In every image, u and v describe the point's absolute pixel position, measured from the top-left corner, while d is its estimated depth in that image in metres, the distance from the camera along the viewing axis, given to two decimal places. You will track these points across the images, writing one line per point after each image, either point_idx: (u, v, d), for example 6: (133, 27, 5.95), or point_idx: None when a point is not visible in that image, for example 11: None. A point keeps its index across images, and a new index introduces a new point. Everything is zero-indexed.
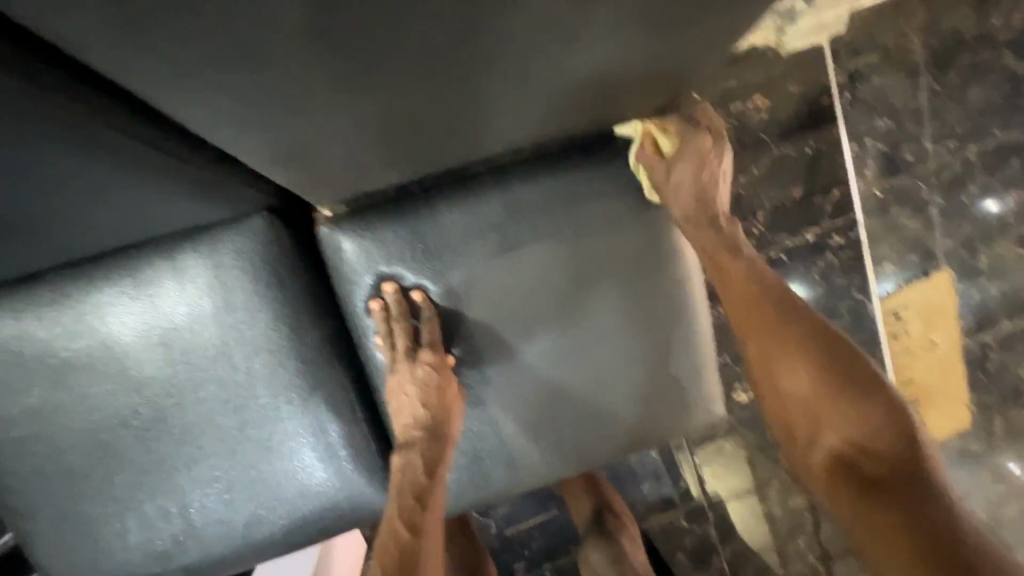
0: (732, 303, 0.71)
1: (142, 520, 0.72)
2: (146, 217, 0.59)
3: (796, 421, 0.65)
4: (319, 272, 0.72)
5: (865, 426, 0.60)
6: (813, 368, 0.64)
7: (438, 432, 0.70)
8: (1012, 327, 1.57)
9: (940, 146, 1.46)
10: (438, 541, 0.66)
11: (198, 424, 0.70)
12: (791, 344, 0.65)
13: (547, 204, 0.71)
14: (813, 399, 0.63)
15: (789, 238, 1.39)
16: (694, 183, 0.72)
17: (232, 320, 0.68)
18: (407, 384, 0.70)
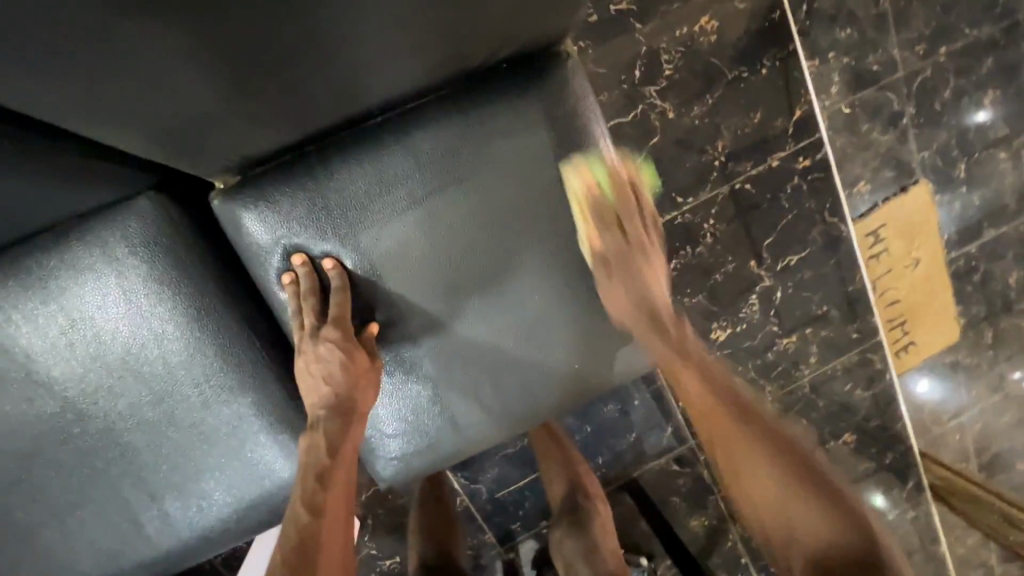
0: (695, 406, 0.74)
1: (86, 525, 0.71)
2: (24, 209, 0.56)
3: (768, 525, 0.66)
4: (220, 248, 0.67)
5: (825, 527, 0.63)
6: (771, 463, 0.68)
7: (344, 411, 0.68)
8: (996, 235, 1.52)
9: (907, 52, 1.38)
10: (344, 518, 0.65)
11: (123, 422, 0.68)
12: (753, 437, 0.70)
13: (453, 150, 0.66)
14: (778, 500, 0.66)
15: (752, 166, 1.34)
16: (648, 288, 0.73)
17: (137, 310, 0.65)
18: (315, 362, 0.66)
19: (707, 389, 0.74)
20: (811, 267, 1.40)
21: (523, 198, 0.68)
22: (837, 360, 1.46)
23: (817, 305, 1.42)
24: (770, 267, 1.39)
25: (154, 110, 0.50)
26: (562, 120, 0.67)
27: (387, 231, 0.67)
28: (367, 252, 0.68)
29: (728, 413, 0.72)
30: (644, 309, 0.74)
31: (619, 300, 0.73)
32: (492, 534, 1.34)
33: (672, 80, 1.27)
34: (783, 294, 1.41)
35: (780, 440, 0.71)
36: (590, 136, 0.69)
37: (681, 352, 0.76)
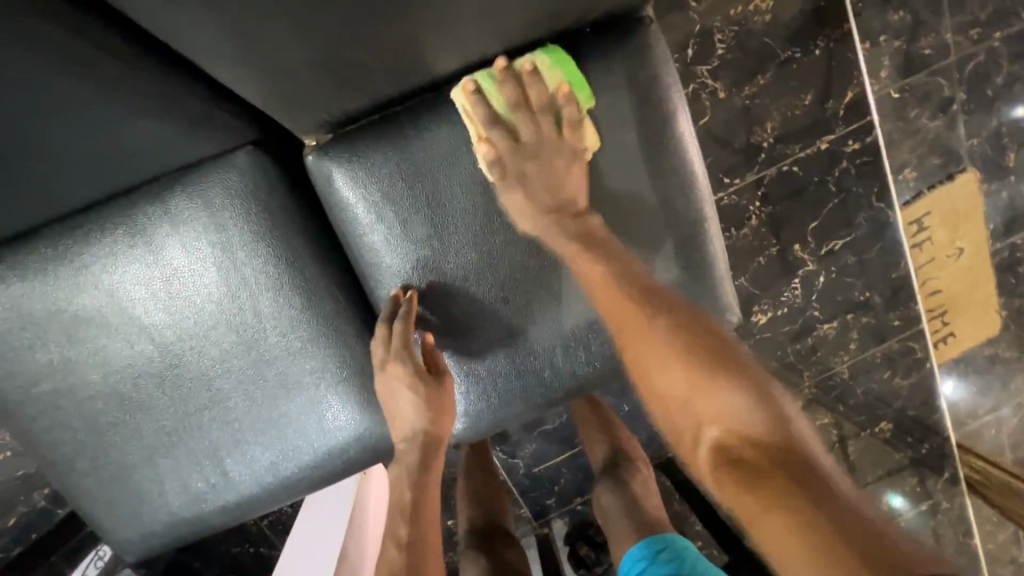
0: (606, 301, 0.67)
1: (176, 466, 0.74)
2: (152, 151, 0.61)
3: (679, 415, 0.62)
4: (310, 202, 0.70)
5: (735, 414, 0.59)
6: (672, 338, 0.63)
7: (420, 440, 0.77)
8: None
9: (962, 37, 1.35)
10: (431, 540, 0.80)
11: (215, 369, 0.71)
12: (664, 337, 0.63)
13: (537, 111, 0.67)
14: (691, 384, 0.61)
15: (801, 148, 1.33)
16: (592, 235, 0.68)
17: (230, 260, 0.68)
18: (391, 396, 0.75)
19: (624, 280, 0.67)
20: (856, 252, 1.40)
21: (599, 165, 0.70)
22: (877, 347, 1.45)
23: (860, 291, 1.42)
24: (814, 252, 1.39)
25: (287, 54, 0.55)
26: (643, 84, 0.69)
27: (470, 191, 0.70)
28: (445, 212, 0.70)
29: (642, 317, 0.65)
30: (548, 205, 0.68)
31: (518, 193, 0.68)
32: (528, 509, 1.37)
33: (724, 59, 1.27)
34: (825, 280, 1.41)
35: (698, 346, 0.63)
36: (668, 101, 0.70)
37: (594, 245, 0.68)
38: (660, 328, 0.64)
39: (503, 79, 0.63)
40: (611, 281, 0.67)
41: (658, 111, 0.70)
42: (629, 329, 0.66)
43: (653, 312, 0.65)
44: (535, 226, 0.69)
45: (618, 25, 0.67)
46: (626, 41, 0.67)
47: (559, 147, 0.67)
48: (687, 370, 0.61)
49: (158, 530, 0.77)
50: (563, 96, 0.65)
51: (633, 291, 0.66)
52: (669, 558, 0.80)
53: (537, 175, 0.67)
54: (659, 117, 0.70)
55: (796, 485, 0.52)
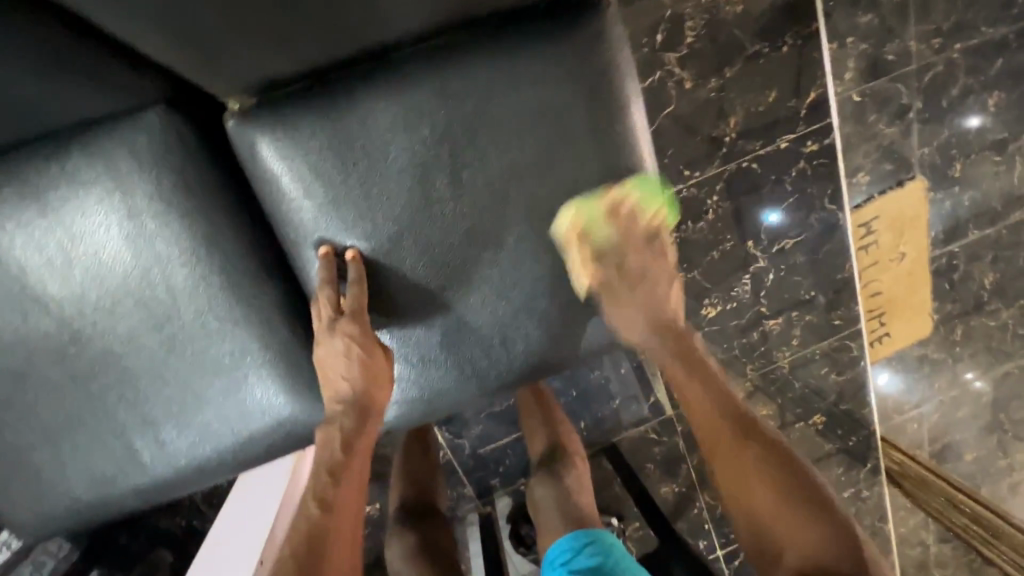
0: (698, 416, 0.72)
1: (79, 446, 0.70)
2: (42, 111, 0.55)
3: (761, 533, 0.64)
4: (228, 171, 0.65)
5: (815, 545, 0.60)
6: (764, 465, 0.66)
7: (356, 406, 0.71)
8: (980, 238, 1.54)
9: (922, 45, 1.36)
10: (353, 514, 0.70)
11: (124, 345, 0.66)
12: (752, 458, 0.67)
13: (481, 94, 0.64)
14: (774, 509, 0.63)
15: (761, 145, 1.33)
16: (654, 301, 0.74)
17: (140, 231, 0.62)
18: (328, 356, 0.69)
19: (718, 402, 0.72)
20: (806, 252, 1.42)
21: (544, 154, 0.67)
22: (817, 345, 1.50)
23: (805, 290, 1.45)
24: (766, 250, 1.41)
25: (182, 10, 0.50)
26: (596, 71, 0.65)
27: (408, 169, 0.65)
28: (614, 217, 0.70)
29: (733, 438, 0.69)
30: (653, 316, 0.74)
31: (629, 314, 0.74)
32: (472, 488, 1.38)
33: (693, 48, 1.25)
34: (774, 278, 1.44)
35: (788, 470, 0.66)
36: (621, 90, 0.67)
37: (698, 371, 0.74)
38: (757, 461, 0.67)
39: (607, 215, 0.70)
40: (704, 398, 0.72)
41: (609, 101, 0.67)
42: (712, 444, 0.70)
43: (742, 437, 0.69)
44: (619, 306, 0.74)
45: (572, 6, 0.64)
46: (579, 24, 0.63)
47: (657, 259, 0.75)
48: (771, 490, 0.65)
49: (60, 513, 0.73)
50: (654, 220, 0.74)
51: (721, 407, 0.71)
52: (595, 552, 0.78)
53: (658, 306, 0.74)
54: (611, 107, 0.67)
55: None
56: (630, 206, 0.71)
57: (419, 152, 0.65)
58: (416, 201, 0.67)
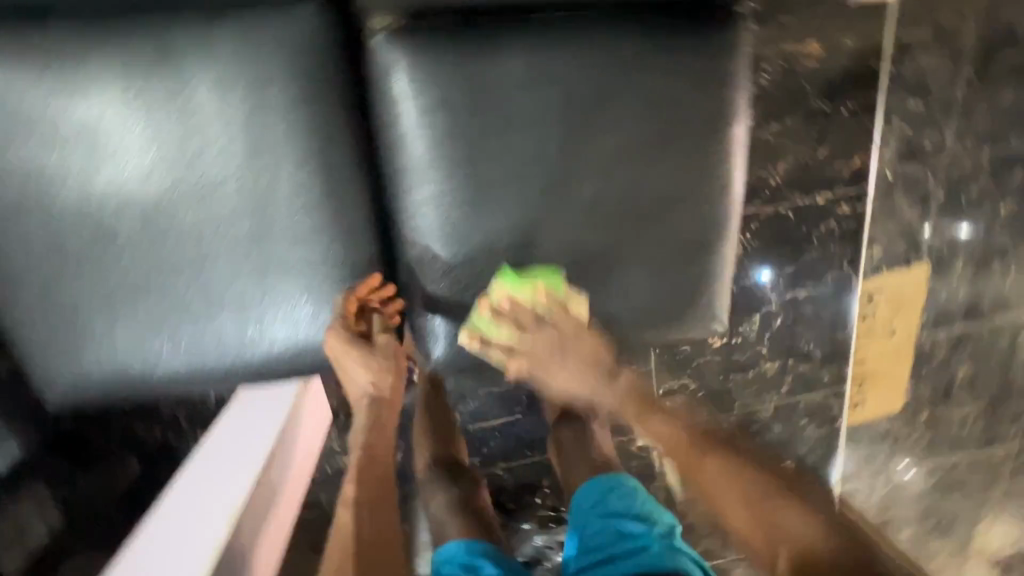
0: (662, 437, 0.69)
1: (135, 317, 0.69)
2: None
3: (738, 522, 0.61)
4: (355, 83, 0.67)
5: (803, 534, 0.56)
6: (736, 478, 0.62)
7: (373, 396, 0.73)
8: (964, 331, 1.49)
9: (959, 143, 1.37)
10: (390, 525, 0.66)
11: (208, 228, 0.67)
12: (720, 465, 0.63)
13: (606, 70, 0.67)
14: (753, 514, 0.59)
15: (802, 196, 1.35)
16: (574, 383, 0.75)
17: (259, 119, 0.64)
18: (339, 363, 0.73)
19: (675, 428, 0.68)
20: (814, 306, 1.43)
21: (649, 141, 0.71)
22: (805, 395, 1.49)
23: (805, 342, 1.45)
24: (780, 295, 1.41)
25: None
26: (713, 76, 0.70)
27: (524, 121, 0.68)
28: (500, 317, 0.73)
29: (698, 455, 0.65)
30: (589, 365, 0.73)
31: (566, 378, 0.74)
32: None
33: (765, 89, 1.29)
34: (781, 324, 1.44)
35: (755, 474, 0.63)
36: (729, 99, 0.71)
37: (647, 406, 0.71)
38: (716, 466, 0.64)
39: (499, 318, 0.73)
40: (659, 420, 0.70)
41: (715, 108, 0.71)
42: (687, 467, 0.65)
43: (707, 451, 0.65)
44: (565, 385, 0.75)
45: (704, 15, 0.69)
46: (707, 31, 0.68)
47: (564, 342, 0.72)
48: (745, 501, 0.60)
49: (91, 381, 0.72)
50: (545, 300, 0.72)
51: (678, 434, 0.68)
52: (623, 495, 0.74)
53: (552, 376, 0.74)
54: (715, 113, 0.72)
55: None
56: (507, 301, 0.72)
57: (538, 107, 0.68)
58: (523, 154, 0.69)
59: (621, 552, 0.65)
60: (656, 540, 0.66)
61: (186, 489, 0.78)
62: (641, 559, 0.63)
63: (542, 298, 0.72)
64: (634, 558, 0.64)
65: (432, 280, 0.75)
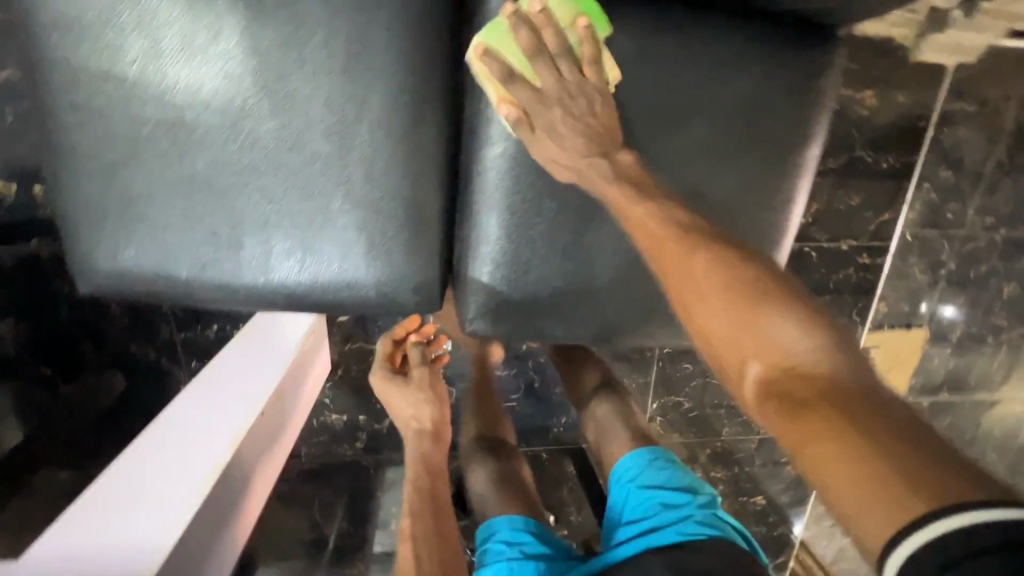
0: (643, 237, 0.60)
1: (191, 218, 0.68)
2: None
3: (718, 336, 0.52)
4: (459, 29, 0.67)
5: (792, 344, 0.48)
6: (724, 278, 0.53)
7: (418, 432, 0.87)
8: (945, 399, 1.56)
9: (977, 218, 1.42)
10: (445, 528, 0.77)
11: (287, 144, 0.66)
12: (711, 267, 0.54)
13: (702, 64, 0.68)
14: (738, 314, 0.51)
15: (827, 239, 1.34)
16: (560, 155, 0.66)
17: (362, 44, 0.63)
18: (388, 398, 0.90)
19: (668, 222, 0.59)
20: None
21: (728, 143, 0.72)
22: None
23: None
24: None
25: None
26: (797, 92, 0.72)
27: (617, 98, 0.68)
28: (518, 27, 0.62)
29: (689, 250, 0.56)
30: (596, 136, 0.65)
31: (551, 144, 0.65)
32: None
33: None
34: None
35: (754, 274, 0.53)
36: (809, 117, 0.74)
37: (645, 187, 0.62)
38: (711, 267, 0.54)
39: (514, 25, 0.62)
40: (645, 212, 0.60)
41: (793, 125, 0.73)
42: (664, 266, 0.57)
43: (700, 248, 0.56)
44: (551, 147, 0.66)
45: (800, 32, 0.70)
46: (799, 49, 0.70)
47: (578, 87, 0.64)
48: (732, 298, 0.52)
49: (132, 277, 0.70)
50: (580, 28, 0.63)
51: (666, 226, 0.59)
52: (662, 467, 0.76)
53: (543, 140, 0.66)
54: (792, 130, 0.73)
55: (857, 431, 0.41)
56: (541, 6, 0.62)
57: (633, 86, 0.68)
58: (609, 129, 0.69)
59: (664, 519, 0.68)
60: (699, 510, 0.70)
61: (188, 411, 0.83)
62: (684, 528, 0.67)
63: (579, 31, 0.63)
64: (676, 526, 0.67)
65: (491, 239, 0.73)
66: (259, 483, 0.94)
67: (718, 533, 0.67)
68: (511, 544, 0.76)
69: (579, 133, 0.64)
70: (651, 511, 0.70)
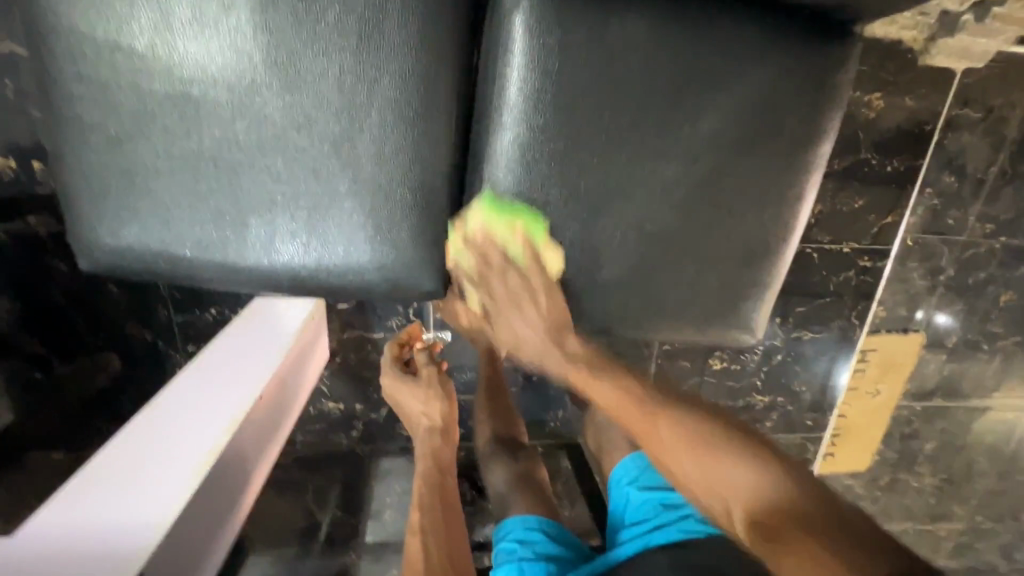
0: (611, 404, 0.65)
1: (197, 196, 0.67)
2: None
3: (695, 491, 0.58)
4: (473, 11, 0.66)
5: (752, 483, 0.54)
6: (682, 431, 0.59)
7: (427, 427, 0.87)
8: (939, 404, 1.58)
9: (978, 225, 1.41)
10: (446, 521, 0.76)
11: (295, 123, 0.65)
12: (668, 424, 0.60)
13: (716, 57, 0.68)
14: (700, 459, 0.57)
15: (829, 241, 1.36)
16: (524, 349, 0.77)
17: (375, 24, 0.62)
18: (397, 398, 0.91)
19: (626, 386, 0.65)
20: (814, 349, 1.47)
21: (739, 138, 0.72)
22: (784, 432, 1.55)
23: (797, 381, 1.50)
24: (786, 332, 1.44)
25: None
26: (814, 91, 0.72)
27: (629, 90, 0.68)
28: (468, 244, 0.74)
29: (648, 411, 0.62)
30: (555, 325, 0.74)
31: (522, 335, 0.76)
32: None
33: None
34: (780, 360, 1.47)
35: (706, 418, 0.60)
36: (821, 117, 0.74)
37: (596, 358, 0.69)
38: (669, 426, 0.60)
39: (470, 242, 0.74)
40: (605, 379, 0.66)
41: (806, 123, 0.73)
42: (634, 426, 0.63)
43: (658, 407, 0.62)
44: (517, 343, 0.77)
45: (816, 29, 0.70)
46: (814, 46, 0.70)
47: (531, 290, 0.74)
48: (692, 451, 0.58)
49: (134, 254, 0.69)
50: (521, 240, 0.73)
51: (626, 391, 0.64)
52: (658, 470, 0.77)
53: (510, 333, 0.77)
54: (804, 127, 0.73)
55: (830, 556, 0.48)
56: (483, 232, 0.73)
57: (647, 77, 0.67)
58: (621, 120, 0.69)
59: (664, 518, 0.69)
60: (699, 508, 0.69)
61: (187, 393, 0.83)
62: (684, 524, 0.67)
63: (519, 236, 0.72)
64: (677, 524, 0.68)
65: (500, 224, 0.72)
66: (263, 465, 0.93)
67: (718, 530, 0.67)
68: (523, 543, 0.75)
69: (533, 326, 0.74)
70: (653, 512, 0.71)
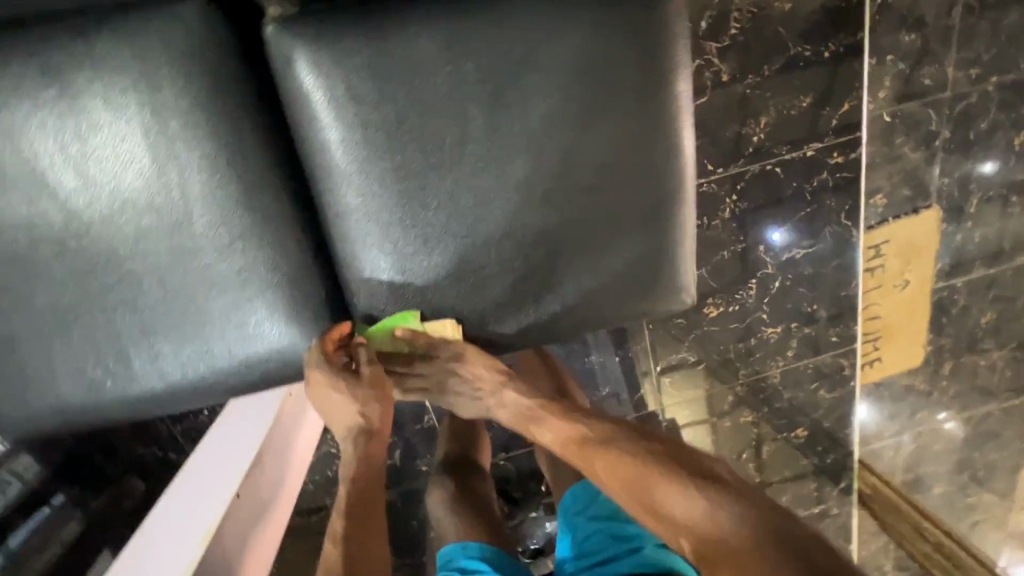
0: (597, 461, 0.63)
1: (71, 344, 0.68)
2: None
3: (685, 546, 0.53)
4: (263, 83, 0.64)
5: (745, 524, 0.50)
6: (675, 476, 0.57)
7: (360, 432, 0.72)
8: (985, 274, 1.29)
9: (962, 75, 1.12)
10: (374, 546, 0.66)
11: (130, 249, 0.64)
12: (659, 470, 0.58)
13: (514, 46, 0.63)
14: (687, 507, 0.54)
15: (788, 150, 1.10)
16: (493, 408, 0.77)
17: (163, 132, 0.61)
18: (326, 399, 0.72)
19: (617, 442, 0.64)
20: (814, 263, 1.18)
21: (574, 114, 0.66)
22: (811, 358, 1.25)
23: (807, 301, 1.20)
24: (776, 256, 1.17)
25: None
26: (644, 37, 0.65)
27: (440, 109, 0.64)
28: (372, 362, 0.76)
29: (641, 459, 0.60)
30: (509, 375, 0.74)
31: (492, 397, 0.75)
32: None
33: (736, 41, 1.04)
34: (781, 285, 1.19)
35: (698, 468, 0.58)
36: (660, 62, 0.66)
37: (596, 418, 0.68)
38: (666, 473, 0.57)
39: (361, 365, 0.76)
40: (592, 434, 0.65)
41: (642, 75, 0.66)
42: (621, 482, 0.60)
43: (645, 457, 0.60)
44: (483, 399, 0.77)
45: None
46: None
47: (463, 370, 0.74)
48: (680, 492, 0.55)
49: (44, 415, 0.71)
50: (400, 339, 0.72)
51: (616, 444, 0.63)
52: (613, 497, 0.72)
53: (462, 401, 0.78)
54: (643, 77, 0.66)
55: None
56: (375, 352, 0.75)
57: (453, 90, 0.64)
58: (444, 143, 0.65)
59: (614, 551, 0.64)
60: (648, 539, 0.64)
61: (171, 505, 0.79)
62: (632, 560, 0.62)
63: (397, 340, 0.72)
64: (626, 557, 0.63)
65: (374, 272, 0.71)
66: (275, 530, 0.90)
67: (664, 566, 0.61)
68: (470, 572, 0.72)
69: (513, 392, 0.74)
70: (602, 543, 0.67)
